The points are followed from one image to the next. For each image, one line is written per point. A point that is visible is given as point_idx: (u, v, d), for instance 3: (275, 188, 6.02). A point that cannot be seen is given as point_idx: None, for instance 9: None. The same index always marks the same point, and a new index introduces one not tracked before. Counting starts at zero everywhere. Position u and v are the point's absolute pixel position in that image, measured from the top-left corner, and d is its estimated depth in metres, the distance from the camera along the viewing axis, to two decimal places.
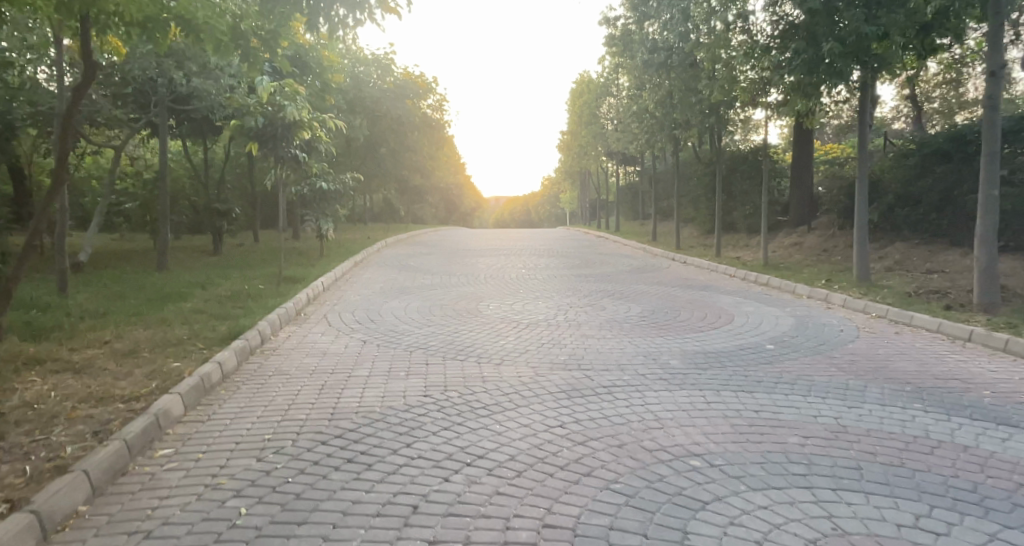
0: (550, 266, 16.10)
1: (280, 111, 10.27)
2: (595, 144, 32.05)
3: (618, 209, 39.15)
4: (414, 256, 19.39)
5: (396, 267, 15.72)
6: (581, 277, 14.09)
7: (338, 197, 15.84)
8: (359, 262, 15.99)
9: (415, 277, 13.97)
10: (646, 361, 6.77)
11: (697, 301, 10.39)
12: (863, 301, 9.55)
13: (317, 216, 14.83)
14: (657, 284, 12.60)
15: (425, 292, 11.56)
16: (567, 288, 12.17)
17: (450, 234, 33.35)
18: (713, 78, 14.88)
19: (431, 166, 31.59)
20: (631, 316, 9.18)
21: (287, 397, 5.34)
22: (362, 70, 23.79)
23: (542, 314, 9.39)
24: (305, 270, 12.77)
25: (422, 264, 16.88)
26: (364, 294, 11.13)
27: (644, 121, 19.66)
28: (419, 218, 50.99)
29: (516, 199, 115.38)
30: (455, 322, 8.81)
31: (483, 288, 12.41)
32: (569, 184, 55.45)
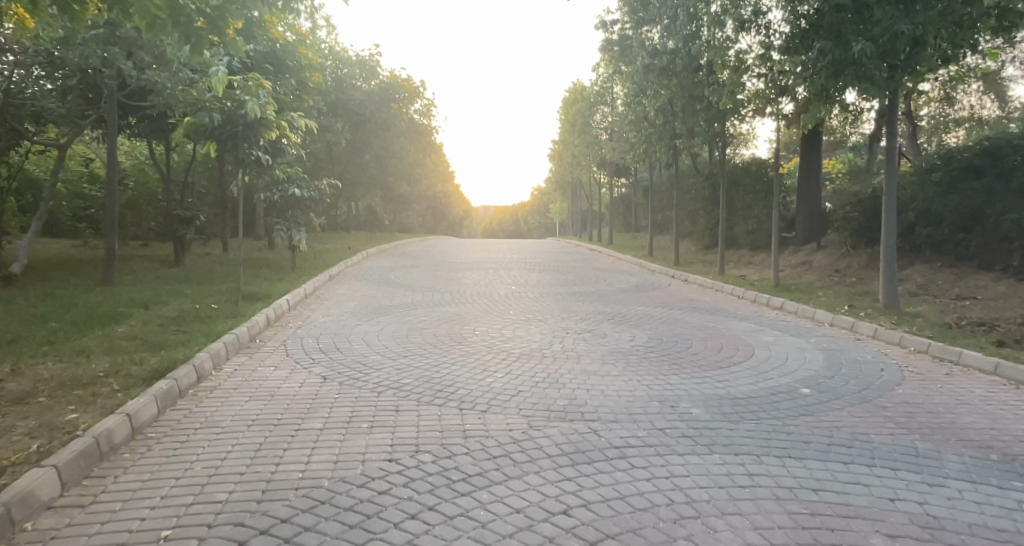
0: (543, 283, 14.98)
1: (240, 107, 9.09)
2: (587, 154, 31.00)
3: (610, 221, 38.19)
4: (396, 268, 18.18)
5: (375, 282, 14.56)
6: (576, 296, 12.97)
7: (313, 205, 14.64)
8: (334, 276, 14.81)
9: (393, 294, 12.81)
10: (662, 408, 5.63)
11: (707, 328, 9.29)
12: (898, 332, 8.44)
13: (288, 226, 13.68)
14: (659, 306, 11.49)
15: (403, 313, 10.40)
16: (562, 310, 11.04)
17: (436, 244, 32.22)
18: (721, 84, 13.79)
19: (417, 173, 30.47)
20: (637, 347, 8.04)
21: (209, 465, 4.13)
22: (345, 70, 22.69)
23: (535, 342, 8.22)
24: (272, 286, 11.58)
25: (404, 278, 15.72)
26: (334, 315, 9.95)
27: (642, 130, 18.59)
28: (405, 227, 49.82)
29: (506, 209, 114.44)
30: (435, 352, 7.63)
31: (468, 308, 11.25)
32: (559, 194, 54.53)
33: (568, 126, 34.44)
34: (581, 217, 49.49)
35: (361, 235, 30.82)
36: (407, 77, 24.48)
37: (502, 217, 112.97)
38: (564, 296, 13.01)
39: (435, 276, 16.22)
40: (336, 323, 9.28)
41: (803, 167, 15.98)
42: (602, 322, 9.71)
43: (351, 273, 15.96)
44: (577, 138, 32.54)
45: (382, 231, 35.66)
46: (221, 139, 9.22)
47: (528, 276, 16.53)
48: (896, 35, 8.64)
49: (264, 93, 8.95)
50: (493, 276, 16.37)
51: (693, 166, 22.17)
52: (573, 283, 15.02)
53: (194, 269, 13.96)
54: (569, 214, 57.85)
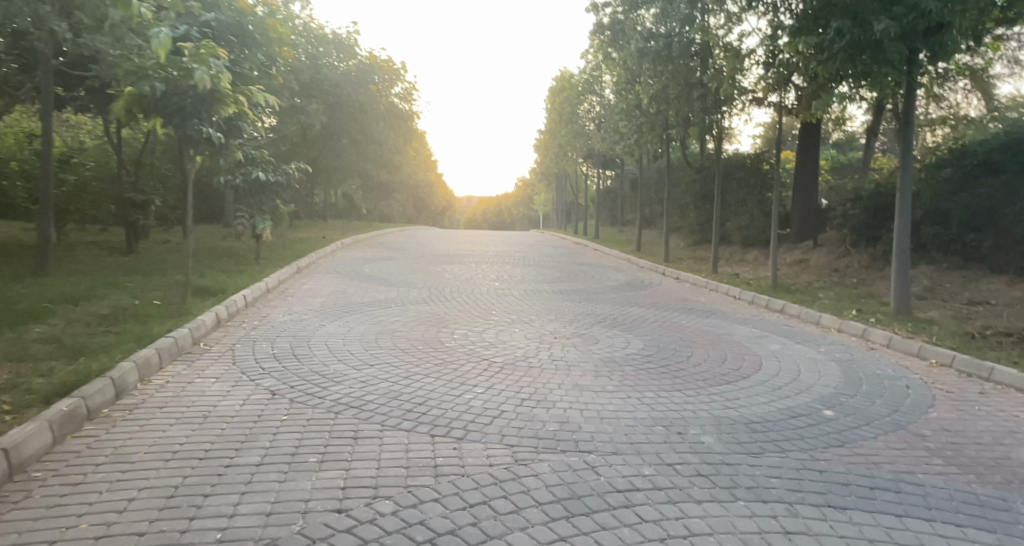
0: (528, 279, 14.14)
1: (188, 77, 8.19)
2: (573, 144, 30.14)
3: (596, 214, 37.48)
4: (373, 260, 17.21)
5: (347, 275, 13.60)
6: (564, 294, 12.18)
7: (281, 191, 13.64)
8: (303, 268, 13.82)
9: (364, 289, 11.88)
10: (668, 435, 4.81)
11: (706, 333, 8.51)
12: (917, 342, 7.63)
13: (250, 213, 12.87)
14: (651, 307, 10.72)
15: (373, 312, 9.48)
16: (547, 310, 10.23)
17: (416, 235, 31.30)
18: (721, 68, 13.03)
19: (398, 161, 29.51)
20: (631, 356, 7.23)
21: (100, 522, 3.30)
22: (320, 49, 21.71)
23: (520, 349, 7.36)
24: (229, 280, 10.59)
25: (380, 271, 14.80)
26: (296, 314, 9.01)
27: (633, 119, 17.80)
28: (385, 216, 48.87)
29: (489, 200, 113.55)
30: (406, 362, 6.74)
31: (446, 307, 10.36)
32: (544, 186, 53.75)
33: (555, 116, 33.52)
34: (566, 209, 48.63)
35: (339, 224, 29.76)
36: (387, 58, 23.48)
37: (486, 208, 111.87)
38: (549, 294, 12.21)
39: (411, 269, 15.27)
40: (296, 324, 8.36)
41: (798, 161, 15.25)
42: (592, 325, 8.92)
43: (323, 265, 14.97)
44: (562, 128, 31.65)
45: (361, 221, 34.64)
46: (168, 114, 8.43)
47: (513, 271, 15.69)
48: (922, 15, 7.79)
49: (216, 63, 8.01)
50: (474, 271, 15.50)
51: (683, 159, 21.40)
52: (560, 279, 14.23)
53: (150, 259, 12.93)
54: (554, 206, 56.97)
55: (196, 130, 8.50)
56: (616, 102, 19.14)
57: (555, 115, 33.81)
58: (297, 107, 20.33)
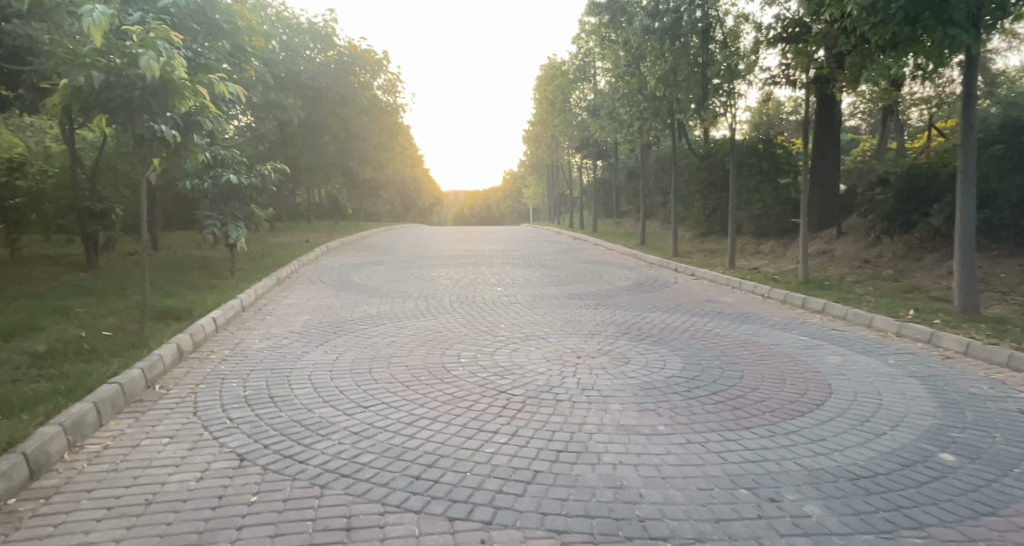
0: (534, 282, 13.02)
1: (133, 65, 7.18)
2: (565, 134, 29.06)
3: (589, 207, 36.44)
4: (361, 266, 16.04)
5: (332, 285, 12.39)
6: (575, 300, 11.06)
7: (256, 194, 12.41)
8: (284, 280, 12.60)
9: (350, 302, 10.69)
10: (758, 505, 3.65)
11: (747, 345, 7.40)
12: (1003, 348, 6.48)
13: (220, 219, 11.75)
14: (675, 311, 9.62)
15: (363, 333, 8.30)
16: (560, 321, 9.13)
17: (406, 234, 30.16)
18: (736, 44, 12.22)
19: (383, 157, 28.36)
20: (672, 380, 6.10)
21: None
22: (295, 41, 20.52)
23: (539, 378, 6.22)
24: (197, 299, 9.34)
25: (369, 278, 13.62)
26: (275, 341, 7.81)
27: (634, 104, 16.78)
28: (372, 215, 47.71)
29: (476, 195, 112.28)
30: (409, 403, 5.57)
31: (446, 322, 9.20)
32: (534, 178, 52.62)
33: (544, 105, 32.39)
34: (557, 201, 47.51)
35: (324, 227, 28.54)
36: (367, 47, 22.28)
37: (473, 203, 110.63)
38: (560, 300, 11.09)
39: (402, 276, 14.09)
40: (273, 355, 7.16)
41: (826, 152, 13.85)
42: (615, 341, 7.81)
43: (306, 274, 13.76)
44: (553, 117, 30.52)
45: (347, 222, 33.44)
46: (112, 109, 7.41)
47: (516, 273, 14.55)
48: None
49: (163, 48, 6.99)
50: (471, 274, 14.37)
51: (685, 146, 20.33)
52: (568, 281, 13.13)
53: (114, 275, 11.78)
54: (544, 199, 55.87)
55: (146, 126, 7.47)
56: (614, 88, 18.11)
57: (544, 104, 32.68)
58: (273, 103, 19.12)
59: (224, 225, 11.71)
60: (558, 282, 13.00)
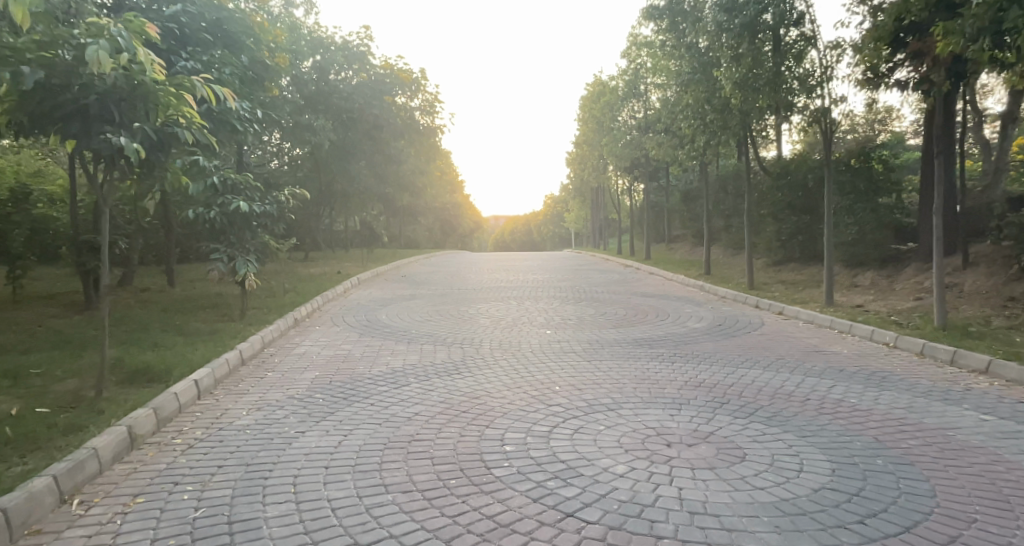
0: (594, 322, 11.07)
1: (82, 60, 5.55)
2: (613, 155, 27.26)
3: (636, 231, 34.46)
4: (391, 301, 14.38)
5: (358, 327, 10.72)
6: (646, 348, 9.05)
7: (270, 224, 10.81)
8: (304, 322, 10.95)
9: (374, 350, 8.94)
10: None
11: (906, 430, 5.35)
12: None
13: (226, 253, 10.16)
14: (779, 367, 7.55)
15: (382, 401, 6.48)
16: (634, 381, 7.19)
17: (444, 262, 28.57)
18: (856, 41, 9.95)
19: (420, 182, 26.96)
20: (824, 497, 4.14)
21: None
22: (329, 59, 19.20)
23: (624, 491, 4.31)
24: (185, 353, 7.67)
25: (398, 317, 11.92)
26: (267, 416, 6.04)
27: (703, 116, 14.82)
28: (409, 241, 46.42)
29: (517, 220, 110.99)
30: (434, 543, 3.72)
31: (488, 381, 7.34)
32: (576, 202, 50.87)
33: (590, 125, 30.62)
34: (601, 225, 45.53)
35: (357, 256, 27.12)
36: (405, 66, 20.81)
37: (514, 228, 109.17)
38: (628, 348, 9.10)
39: (436, 313, 12.32)
40: (259, 440, 5.37)
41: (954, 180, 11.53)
42: (715, 417, 5.82)
43: (330, 313, 12.10)
44: (600, 137, 28.71)
45: (383, 250, 32.00)
46: (62, 118, 5.81)
47: (572, 309, 12.62)
48: None
49: (116, 33, 5.35)
50: (515, 311, 12.56)
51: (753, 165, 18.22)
52: (634, 321, 11.15)
53: (109, 317, 10.30)
54: (586, 224, 54.07)
55: (101, 140, 5.81)
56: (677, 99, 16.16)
57: (590, 125, 30.93)
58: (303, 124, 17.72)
59: (233, 259, 10.12)
60: (623, 322, 11.03)
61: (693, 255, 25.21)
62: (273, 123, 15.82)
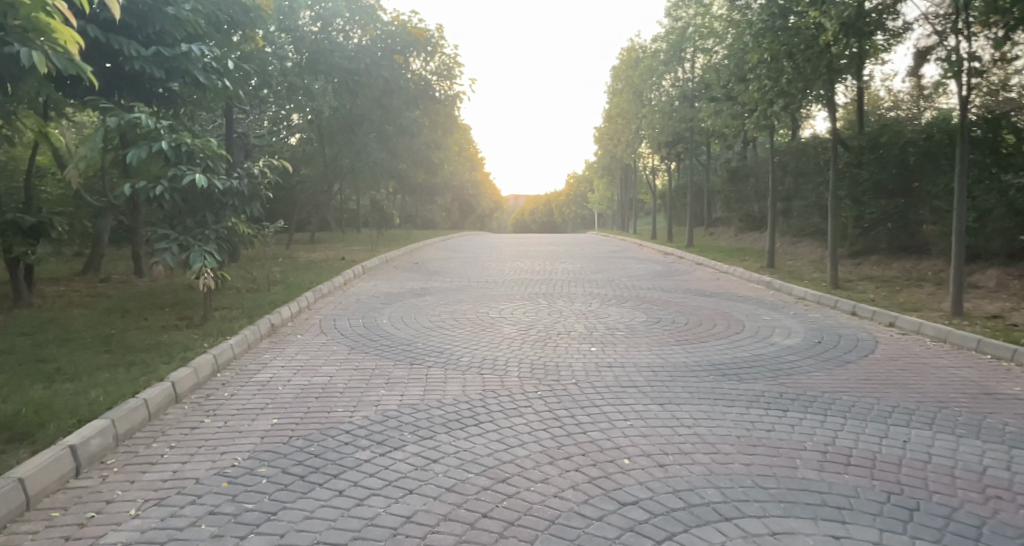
0: (655, 337, 8.56)
1: None
2: (650, 130, 24.76)
3: (671, 214, 31.98)
4: (398, 298, 11.99)
5: (351, 338, 8.31)
6: (737, 380, 6.60)
7: (240, 204, 8.31)
8: (284, 329, 8.57)
9: (363, 378, 6.53)
10: None
11: None
12: None
13: (170, 243, 7.54)
14: (952, 430, 5.13)
15: (358, 487, 4.13)
16: (746, 449, 4.78)
17: (464, 247, 26.32)
18: None
19: (438, 157, 24.66)
20: None
21: None
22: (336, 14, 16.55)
23: None
24: (91, 387, 5.38)
25: (404, 321, 9.63)
26: (166, 518, 3.71)
27: (779, 75, 12.51)
28: (427, 222, 44.27)
29: (539, 200, 108.44)
30: None
31: (524, 439, 4.98)
32: (603, 182, 48.33)
33: (625, 96, 27.96)
34: (629, 206, 42.90)
35: (367, 239, 24.88)
36: (421, 23, 18.41)
37: (534, 207, 106.43)
38: (712, 379, 6.67)
39: (451, 317, 9.90)
40: None
41: None
42: None
43: (319, 315, 9.73)
44: (637, 109, 26.17)
45: (397, 232, 29.73)
46: None
47: (623, 316, 10.10)
48: None
49: None
50: (549, 315, 10.21)
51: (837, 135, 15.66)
52: (709, 335, 8.64)
53: (36, 320, 8.11)
54: (614, 204, 51.57)
55: None
56: (748, 55, 13.47)
57: (625, 96, 28.25)
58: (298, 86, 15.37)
59: (188, 248, 7.56)
60: (694, 337, 8.52)
61: (741, 242, 22.63)
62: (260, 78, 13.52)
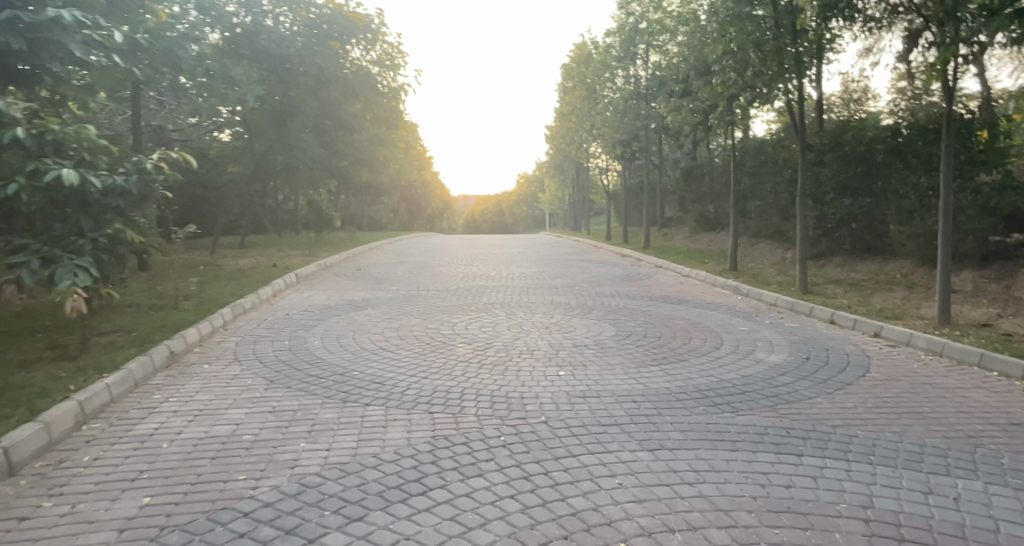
0: (626, 359, 7.49)
1: None
2: (602, 127, 24.03)
3: (625, 214, 31.36)
4: (335, 313, 10.68)
5: (272, 371, 7.00)
6: (733, 410, 5.58)
7: (127, 205, 7.03)
8: (191, 363, 7.19)
9: (279, 428, 5.32)
10: None
11: None
12: None
13: (34, 257, 6.22)
14: (1001, 481, 4.22)
15: None
16: (768, 519, 3.75)
17: (411, 251, 25.00)
18: None
19: (381, 155, 23.33)
20: None
21: None
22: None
23: None
24: None
25: (339, 342, 8.39)
26: None
27: (745, 68, 12.20)
28: (373, 225, 42.70)
29: (487, 201, 107.39)
30: None
31: (482, 513, 3.87)
32: (554, 183, 47.59)
33: (577, 93, 27.29)
34: (582, 206, 42.21)
35: (306, 242, 23.33)
36: (357, 7, 17.16)
37: (483, 208, 105.30)
38: (702, 410, 5.63)
39: (392, 338, 8.65)
40: None
41: None
42: None
43: (236, 341, 8.34)
44: (591, 106, 25.51)
45: (340, 235, 28.18)
46: None
47: (587, 332, 9.02)
48: None
49: None
50: (505, 331, 9.13)
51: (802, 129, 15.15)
52: (689, 354, 7.61)
53: None
54: (566, 205, 50.90)
55: None
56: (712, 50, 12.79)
57: (577, 93, 27.47)
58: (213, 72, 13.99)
59: (55, 262, 6.25)
60: (672, 358, 7.47)
61: (697, 244, 22.04)
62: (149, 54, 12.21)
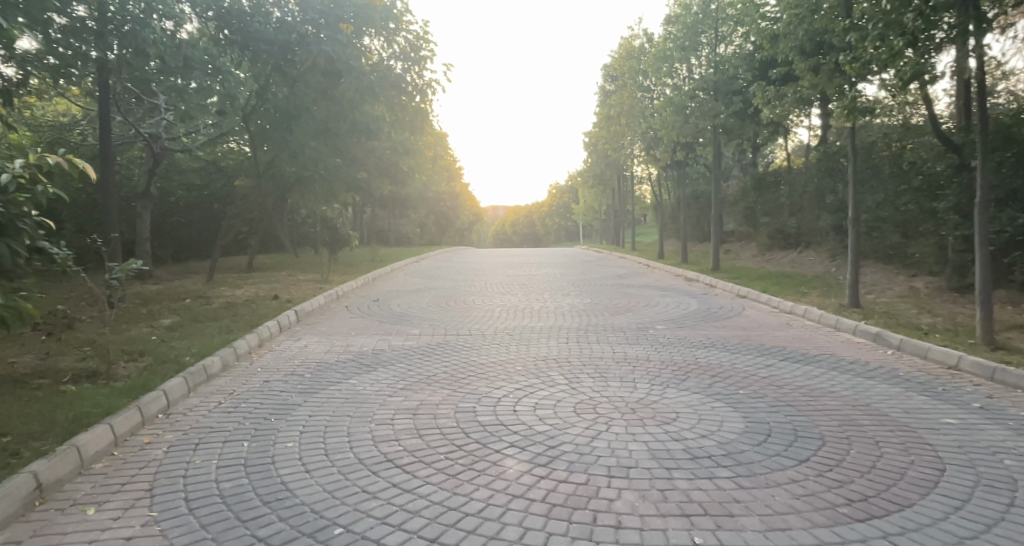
0: (801, 500, 4.40)
1: None
2: (657, 131, 20.99)
3: (677, 228, 28.15)
4: (333, 380, 7.78)
5: (192, 534, 4.07)
6: None
7: None
8: (67, 509, 4.33)
9: None
10: None
11: None
12: None
13: None
14: None
15: None
16: None
17: (441, 271, 22.20)
18: None
19: (406, 163, 20.66)
20: None
21: None
22: None
23: None
24: None
25: (326, 449, 5.50)
26: None
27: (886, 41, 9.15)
28: (399, 240, 40.13)
29: (520, 211, 104.68)
30: None
31: None
32: (592, 192, 44.49)
33: (626, 93, 24.35)
34: (624, 217, 39.00)
35: (324, 263, 20.71)
36: None
37: (515, 219, 102.59)
38: None
39: (403, 444, 5.67)
40: None
41: None
42: None
43: (167, 447, 5.47)
44: (644, 107, 22.49)
45: (364, 254, 25.53)
46: None
47: (705, 425, 5.93)
48: None
49: None
50: (575, 422, 6.14)
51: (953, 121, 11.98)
52: (909, 491, 4.48)
53: None
54: (606, 215, 47.74)
55: None
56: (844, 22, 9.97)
57: (626, 93, 24.38)
58: (190, 58, 11.43)
59: None
60: (886, 502, 4.34)
61: (774, 264, 18.83)
62: (43, 16, 9.64)
